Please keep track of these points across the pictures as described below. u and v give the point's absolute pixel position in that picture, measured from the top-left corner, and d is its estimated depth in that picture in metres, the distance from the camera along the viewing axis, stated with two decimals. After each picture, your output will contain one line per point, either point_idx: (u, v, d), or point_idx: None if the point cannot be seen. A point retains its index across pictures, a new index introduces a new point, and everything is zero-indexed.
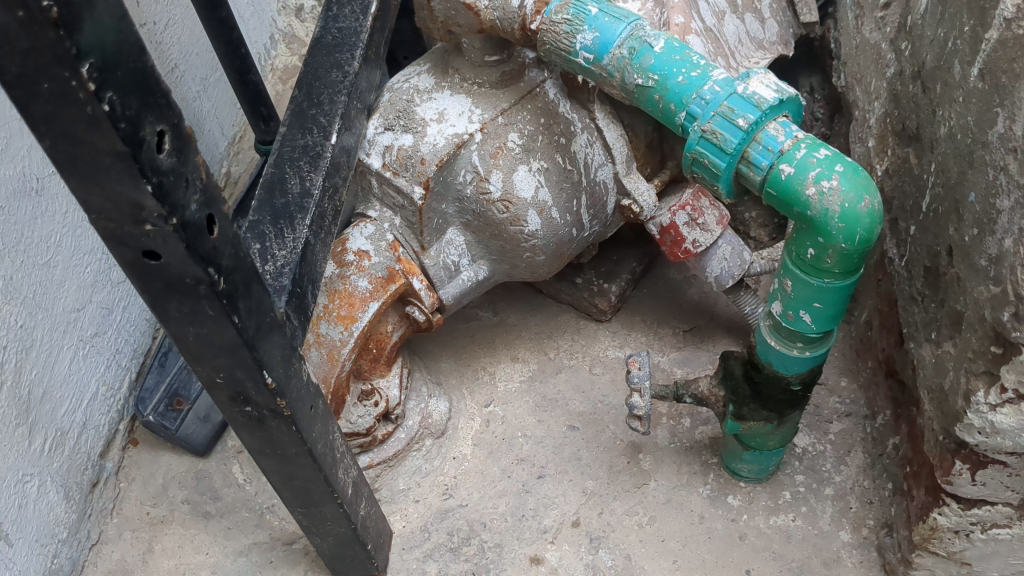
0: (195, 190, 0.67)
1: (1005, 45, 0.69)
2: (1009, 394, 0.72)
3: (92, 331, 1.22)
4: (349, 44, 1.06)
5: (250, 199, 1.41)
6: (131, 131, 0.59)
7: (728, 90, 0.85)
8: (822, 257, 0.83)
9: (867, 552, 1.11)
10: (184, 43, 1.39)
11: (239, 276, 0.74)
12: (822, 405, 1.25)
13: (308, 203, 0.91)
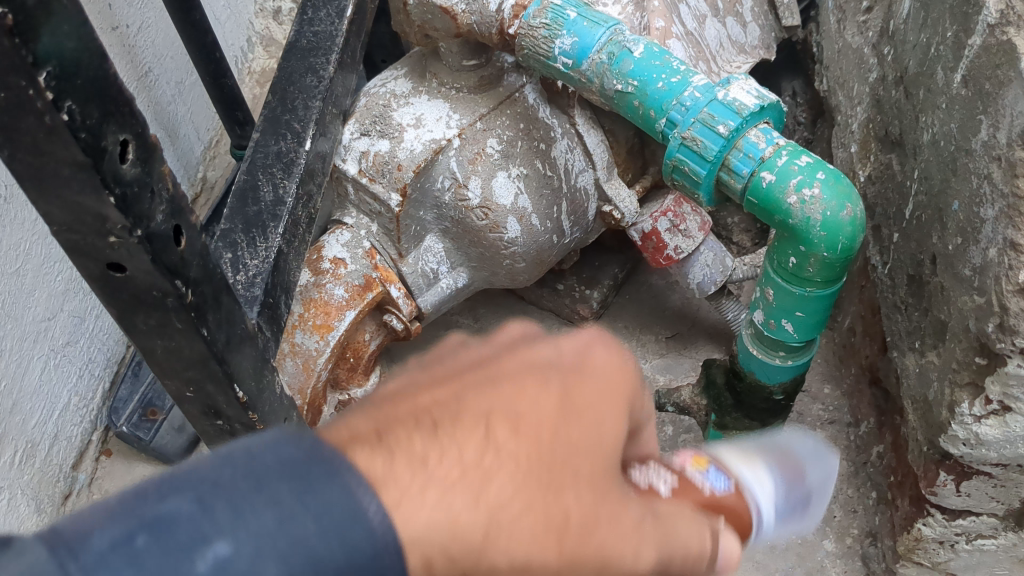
0: (162, 200, 0.65)
1: (989, 52, 0.69)
2: (994, 405, 0.71)
3: (64, 340, 1.20)
4: (324, 48, 1.04)
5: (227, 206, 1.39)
6: (92, 141, 0.57)
7: (708, 96, 0.83)
8: (804, 265, 0.82)
9: (851, 562, 1.10)
10: (158, 46, 1.36)
11: (208, 287, 0.72)
12: (805, 412, 1.24)
13: (281, 210, 0.89)
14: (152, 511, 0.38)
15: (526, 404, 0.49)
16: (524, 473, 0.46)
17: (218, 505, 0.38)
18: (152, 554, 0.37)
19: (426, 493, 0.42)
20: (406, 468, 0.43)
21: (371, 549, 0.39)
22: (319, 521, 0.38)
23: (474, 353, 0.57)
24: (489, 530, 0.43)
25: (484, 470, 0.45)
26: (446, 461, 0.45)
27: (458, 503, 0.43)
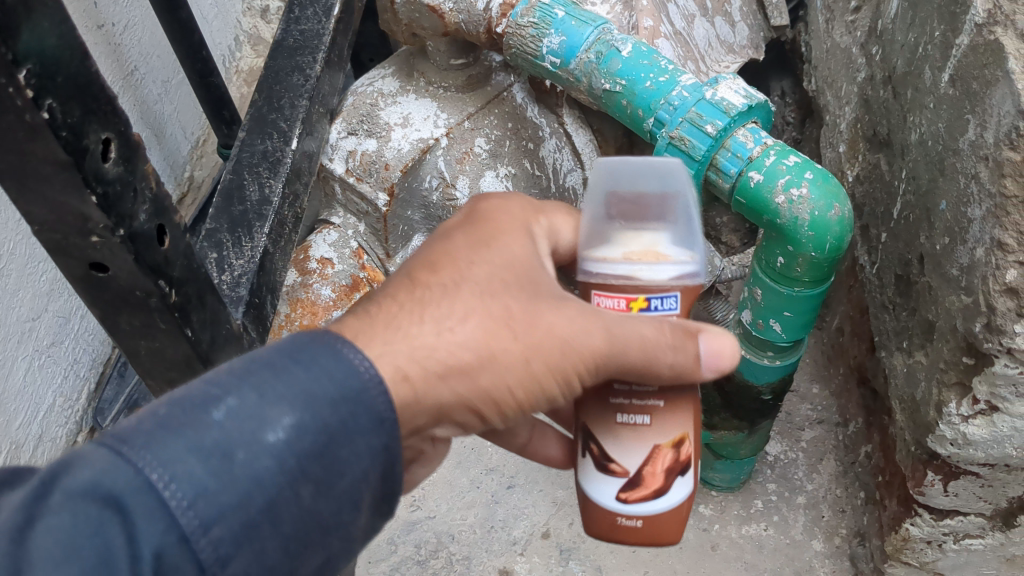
0: (145, 199, 0.64)
1: (976, 51, 0.68)
2: (981, 405, 0.71)
3: (49, 341, 1.19)
4: (311, 47, 1.03)
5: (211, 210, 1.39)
6: (74, 140, 0.56)
7: (696, 95, 0.83)
8: (792, 266, 0.81)
9: (840, 562, 1.10)
10: (145, 45, 1.35)
11: (192, 287, 0.71)
12: (794, 413, 1.25)
13: (267, 210, 0.89)
14: (168, 395, 0.46)
15: (435, 251, 0.58)
16: (454, 289, 0.55)
17: (217, 378, 0.47)
18: (177, 416, 0.45)
19: (377, 330, 0.52)
20: (354, 323, 0.53)
21: (356, 385, 0.48)
22: (308, 372, 0.48)
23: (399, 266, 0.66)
24: (446, 341, 0.53)
25: (420, 302, 0.54)
26: (387, 309, 0.54)
27: (410, 328, 0.52)
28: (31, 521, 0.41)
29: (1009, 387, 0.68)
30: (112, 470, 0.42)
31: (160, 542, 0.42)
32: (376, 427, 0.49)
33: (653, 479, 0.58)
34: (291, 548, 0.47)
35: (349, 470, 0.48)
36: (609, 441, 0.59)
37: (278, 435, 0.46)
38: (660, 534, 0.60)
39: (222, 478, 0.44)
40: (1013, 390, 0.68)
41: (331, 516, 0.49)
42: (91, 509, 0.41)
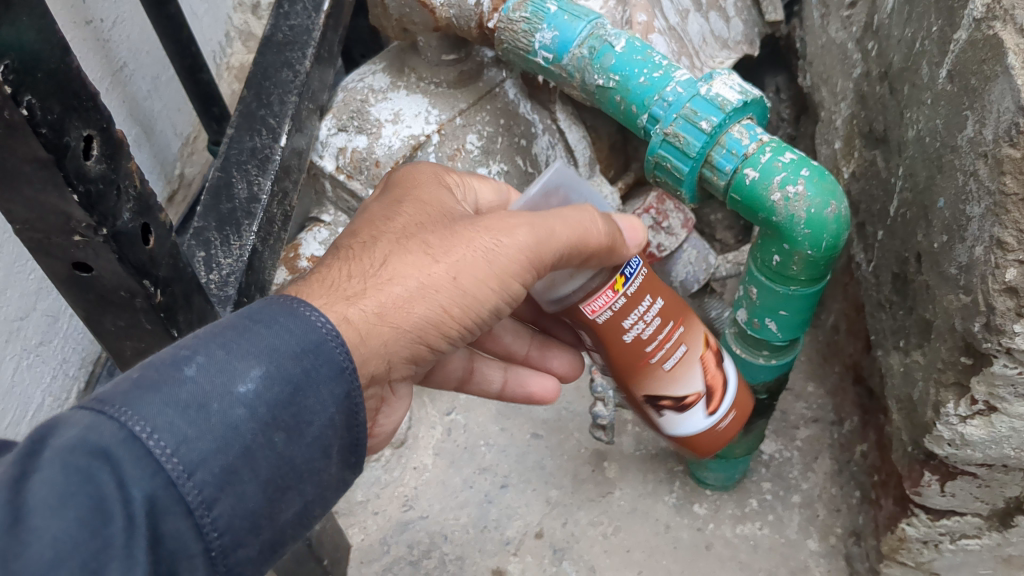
0: (129, 198, 0.63)
1: (975, 47, 0.67)
2: (979, 406, 0.70)
3: (37, 340, 1.17)
4: (301, 42, 1.02)
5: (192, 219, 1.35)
6: (53, 137, 0.55)
7: (690, 91, 0.82)
8: (788, 263, 0.79)
9: (835, 561, 1.09)
10: (133, 40, 1.34)
11: (178, 287, 0.70)
12: (789, 411, 1.24)
13: (256, 208, 0.87)
14: (136, 365, 0.49)
15: (355, 219, 0.66)
16: (379, 241, 0.61)
17: (177, 343, 0.50)
18: (150, 375, 0.47)
19: (315, 287, 0.58)
20: (297, 287, 0.59)
21: (315, 339, 0.52)
22: (271, 328, 0.52)
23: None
24: (378, 285, 0.58)
25: (352, 258, 0.60)
26: (322, 270, 0.60)
27: (343, 283, 0.58)
28: (25, 474, 0.42)
29: (1008, 387, 0.67)
30: (98, 424, 0.44)
31: (148, 484, 0.44)
32: (336, 376, 0.53)
33: (715, 379, 0.77)
34: (268, 492, 0.50)
35: (315, 419, 0.52)
36: (676, 387, 0.75)
37: (248, 386, 0.50)
38: (746, 405, 0.82)
39: (200, 425, 0.47)
40: (1012, 391, 0.67)
41: (302, 461, 0.52)
42: (79, 459, 0.43)
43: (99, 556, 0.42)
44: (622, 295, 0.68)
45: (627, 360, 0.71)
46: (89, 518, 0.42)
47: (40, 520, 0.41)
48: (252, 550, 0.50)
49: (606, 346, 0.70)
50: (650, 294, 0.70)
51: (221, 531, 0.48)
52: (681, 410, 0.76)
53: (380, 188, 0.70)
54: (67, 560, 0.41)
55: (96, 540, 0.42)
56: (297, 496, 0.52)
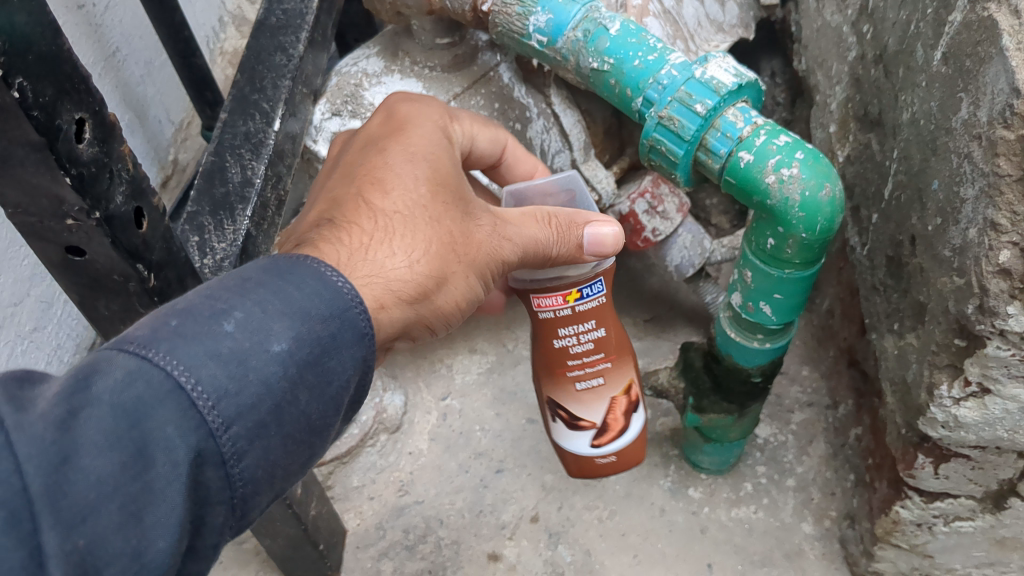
0: (122, 181, 0.63)
1: (969, 29, 0.67)
2: (973, 388, 0.70)
3: (31, 326, 1.17)
4: (294, 26, 1.01)
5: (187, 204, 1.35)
6: (45, 120, 0.55)
7: (685, 74, 0.82)
8: (782, 247, 0.79)
9: (829, 544, 1.09)
10: (126, 25, 1.33)
11: (172, 271, 0.70)
12: (784, 395, 1.24)
13: (250, 192, 0.87)
14: (173, 307, 0.50)
15: (375, 171, 0.66)
16: (413, 217, 0.64)
17: (217, 293, 0.51)
18: (190, 326, 0.48)
19: (357, 254, 0.60)
20: (333, 242, 0.60)
21: (342, 305, 0.54)
22: (302, 289, 0.53)
23: (331, 160, 0.75)
24: (409, 271, 0.62)
25: (387, 229, 0.63)
26: (358, 231, 0.62)
27: (382, 261, 0.61)
28: (73, 413, 0.43)
29: (1001, 369, 0.67)
30: (143, 372, 0.45)
31: (190, 435, 0.46)
32: (358, 341, 0.55)
33: (616, 422, 0.82)
34: (288, 446, 0.52)
35: (336, 378, 0.54)
36: (577, 404, 0.82)
37: (282, 345, 0.51)
38: (631, 459, 0.85)
39: (239, 380, 0.49)
40: (1005, 372, 0.67)
41: (318, 417, 0.53)
42: (127, 402, 0.44)
43: (139, 499, 0.44)
44: (570, 307, 0.76)
45: (552, 359, 0.80)
46: (132, 462, 0.44)
47: (88, 462, 0.43)
48: (265, 501, 0.52)
49: (540, 337, 0.79)
50: (597, 321, 0.78)
51: (246, 481, 0.49)
52: (572, 426, 0.83)
53: (394, 128, 0.70)
54: (109, 501, 0.43)
55: (137, 484, 0.44)
56: (310, 451, 0.54)
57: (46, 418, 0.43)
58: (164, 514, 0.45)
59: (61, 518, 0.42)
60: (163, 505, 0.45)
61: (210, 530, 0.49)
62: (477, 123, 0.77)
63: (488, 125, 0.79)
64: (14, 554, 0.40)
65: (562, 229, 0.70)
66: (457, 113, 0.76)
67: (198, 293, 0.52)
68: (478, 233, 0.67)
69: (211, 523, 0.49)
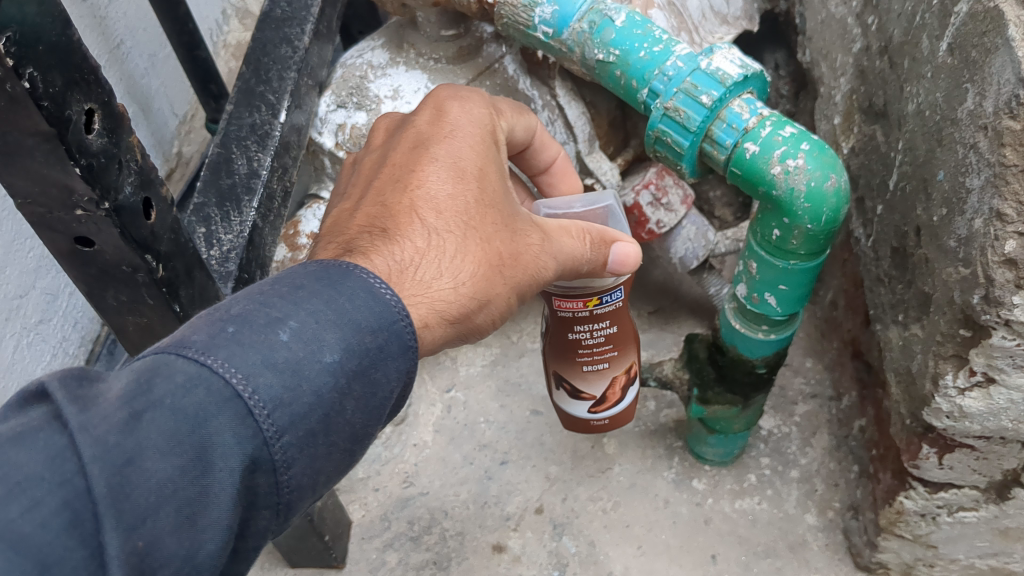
0: (130, 172, 0.63)
1: (975, 20, 0.67)
2: (978, 377, 0.70)
3: (37, 318, 1.17)
4: (299, 18, 1.02)
5: (193, 194, 1.36)
6: (55, 110, 0.55)
7: (691, 65, 0.82)
8: (787, 238, 0.79)
9: (833, 536, 1.10)
10: (131, 18, 1.33)
11: (179, 262, 0.70)
12: (788, 387, 1.25)
13: (256, 184, 0.87)
14: (230, 313, 0.51)
15: (423, 175, 0.65)
16: (461, 233, 0.63)
17: (274, 302, 0.52)
18: (247, 333, 0.50)
19: (405, 270, 0.60)
20: (382, 256, 0.60)
21: (388, 317, 0.55)
22: (353, 303, 0.54)
23: (372, 151, 0.73)
24: (456, 290, 0.62)
25: (436, 245, 0.62)
26: (407, 245, 0.61)
27: (430, 281, 0.61)
28: (136, 415, 0.45)
29: (1006, 359, 0.67)
30: (202, 378, 0.47)
31: (246, 442, 0.48)
32: (402, 353, 0.56)
33: (613, 395, 0.85)
34: (334, 455, 0.53)
35: (381, 390, 0.55)
36: (580, 383, 0.84)
37: (333, 356, 0.52)
38: (622, 418, 0.89)
39: (293, 390, 0.50)
40: (1010, 362, 0.67)
41: (362, 426, 0.54)
42: (188, 407, 0.46)
43: (195, 502, 0.46)
44: (588, 311, 0.76)
45: (563, 346, 0.80)
46: (190, 466, 0.46)
47: (149, 464, 0.44)
48: (307, 503, 0.54)
49: (554, 326, 0.79)
50: (611, 319, 0.78)
51: (293, 487, 0.51)
52: (572, 397, 0.85)
53: (441, 129, 0.69)
54: (167, 503, 0.45)
55: (193, 487, 0.46)
56: (350, 459, 0.55)
57: (109, 419, 0.44)
58: (217, 516, 0.47)
59: (123, 520, 0.43)
60: (216, 508, 0.47)
61: (254, 532, 0.51)
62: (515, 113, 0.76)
63: (523, 113, 0.77)
64: (77, 552, 0.42)
65: (597, 248, 0.70)
66: (500, 107, 0.74)
67: (251, 299, 0.53)
68: (525, 249, 0.66)
69: (255, 525, 0.51)
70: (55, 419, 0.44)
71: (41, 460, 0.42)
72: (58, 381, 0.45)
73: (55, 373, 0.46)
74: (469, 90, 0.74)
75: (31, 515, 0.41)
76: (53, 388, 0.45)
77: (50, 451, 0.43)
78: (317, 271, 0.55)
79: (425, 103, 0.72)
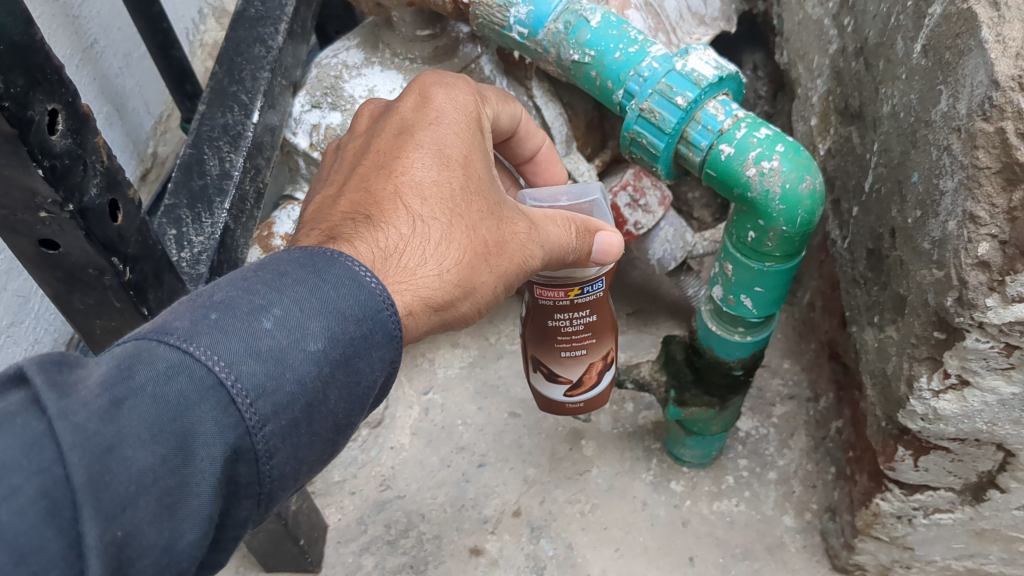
0: (96, 173, 0.62)
1: (949, 22, 0.67)
2: (952, 380, 0.70)
3: (8, 321, 1.16)
4: (273, 17, 1.01)
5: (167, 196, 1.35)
6: (17, 110, 0.54)
7: (666, 66, 0.81)
8: (762, 240, 0.79)
9: (810, 537, 1.10)
10: (104, 16, 1.31)
11: (148, 265, 0.69)
12: (765, 388, 1.25)
13: (227, 185, 0.86)
14: (213, 300, 0.50)
15: (409, 160, 0.64)
16: (447, 221, 0.62)
17: (256, 289, 0.51)
18: (229, 322, 0.49)
19: (389, 258, 0.59)
20: (367, 244, 0.59)
21: (374, 307, 0.54)
22: (338, 290, 0.53)
23: (356, 137, 0.72)
24: (442, 277, 0.61)
25: (421, 232, 0.61)
26: (391, 232, 0.60)
27: (413, 268, 0.60)
28: (116, 401, 0.44)
29: (980, 361, 0.68)
30: (185, 366, 0.46)
31: (228, 432, 0.47)
32: (387, 342, 0.55)
33: (590, 379, 0.85)
34: (317, 444, 0.53)
35: (365, 378, 0.54)
36: (558, 368, 0.83)
37: (317, 345, 0.51)
38: (595, 403, 0.89)
39: (276, 378, 0.49)
40: (984, 364, 0.68)
41: (345, 416, 0.54)
42: (170, 395, 0.46)
43: (175, 491, 0.45)
44: (570, 300, 0.76)
45: (542, 332, 0.80)
46: (172, 455, 0.45)
47: (130, 452, 0.44)
48: (288, 493, 0.53)
49: (534, 312, 0.78)
50: (592, 307, 0.78)
51: (275, 477, 0.50)
52: (549, 379, 0.85)
53: (426, 115, 0.68)
54: (146, 493, 0.44)
55: (175, 476, 0.45)
56: (333, 450, 0.54)
57: (90, 405, 0.44)
58: (198, 506, 0.46)
59: (102, 509, 0.42)
60: (196, 498, 0.46)
61: (233, 522, 0.51)
62: (500, 101, 0.75)
63: (509, 101, 0.77)
64: (54, 543, 0.41)
65: (583, 238, 0.69)
66: (485, 93, 0.73)
67: (235, 285, 0.52)
68: (511, 237, 0.65)
69: (235, 515, 0.50)
70: (34, 404, 0.43)
71: (18, 445, 0.41)
72: (37, 365, 0.44)
73: (35, 358, 0.45)
74: (454, 77, 0.73)
75: (8, 503, 0.40)
76: (31, 373, 0.44)
77: (28, 437, 0.42)
78: (303, 257, 0.54)
79: (409, 87, 0.71)
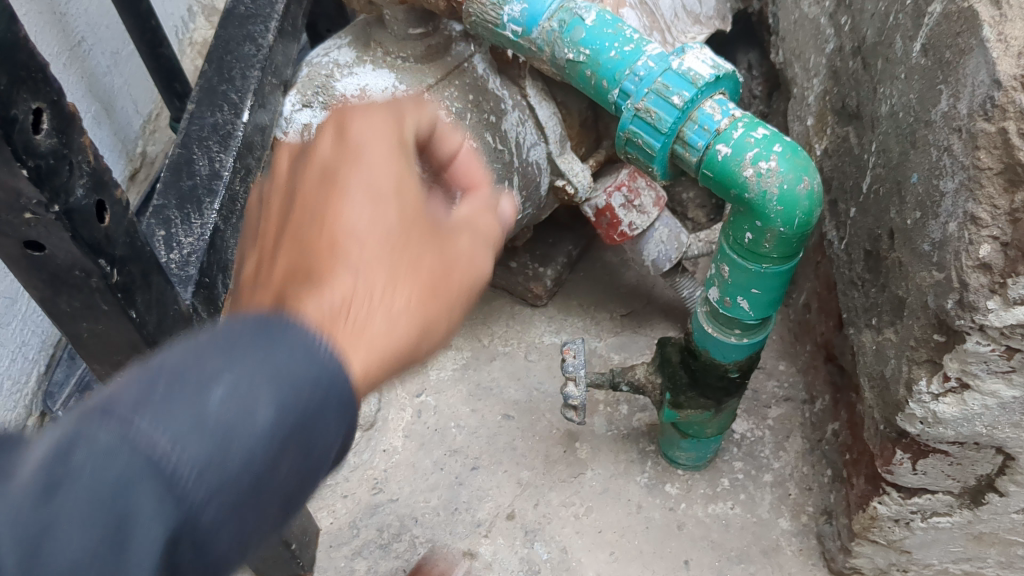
0: (82, 173, 0.61)
1: (949, 21, 0.66)
2: (952, 383, 0.70)
3: None
4: (264, 15, 1.00)
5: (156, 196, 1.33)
6: (0, 109, 0.53)
7: (662, 65, 0.80)
8: (760, 241, 0.78)
9: (807, 540, 1.10)
10: (93, 14, 1.30)
11: (136, 266, 0.68)
12: (761, 390, 1.24)
13: (217, 184, 0.85)
14: (148, 369, 0.43)
15: (344, 213, 0.57)
16: (394, 275, 0.56)
17: (205, 354, 0.44)
18: (172, 393, 0.42)
19: (338, 320, 0.51)
20: (312, 305, 0.51)
21: (321, 372, 0.46)
22: (288, 353, 0.45)
23: (274, 183, 0.63)
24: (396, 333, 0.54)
25: (370, 288, 0.54)
26: (336, 291, 0.53)
27: (365, 327, 0.53)
28: (50, 485, 0.37)
29: (981, 364, 0.67)
30: (124, 443, 0.39)
31: (170, 515, 0.39)
32: (339, 411, 0.47)
33: None
34: (279, 517, 0.45)
35: (315, 448, 0.46)
36: None
37: (265, 415, 0.43)
38: None
39: (219, 456, 0.41)
40: (984, 368, 0.67)
41: (296, 492, 0.46)
42: (106, 478, 0.38)
43: None
44: None
45: None
46: (107, 546, 0.37)
47: (66, 535, 0.36)
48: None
49: None
50: None
51: (219, 565, 0.42)
52: None
53: (347, 153, 0.60)
54: None
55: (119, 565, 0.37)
56: (281, 527, 0.46)
57: (17, 492, 0.36)
58: None
59: None
60: None
61: None
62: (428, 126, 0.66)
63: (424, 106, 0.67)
64: None
65: None
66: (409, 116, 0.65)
67: (172, 355, 0.44)
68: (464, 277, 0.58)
69: None
70: None
71: None
72: None
73: None
74: (370, 103, 0.65)
75: None
76: None
77: None
78: (256, 321, 0.46)
79: (326, 124, 0.63)
